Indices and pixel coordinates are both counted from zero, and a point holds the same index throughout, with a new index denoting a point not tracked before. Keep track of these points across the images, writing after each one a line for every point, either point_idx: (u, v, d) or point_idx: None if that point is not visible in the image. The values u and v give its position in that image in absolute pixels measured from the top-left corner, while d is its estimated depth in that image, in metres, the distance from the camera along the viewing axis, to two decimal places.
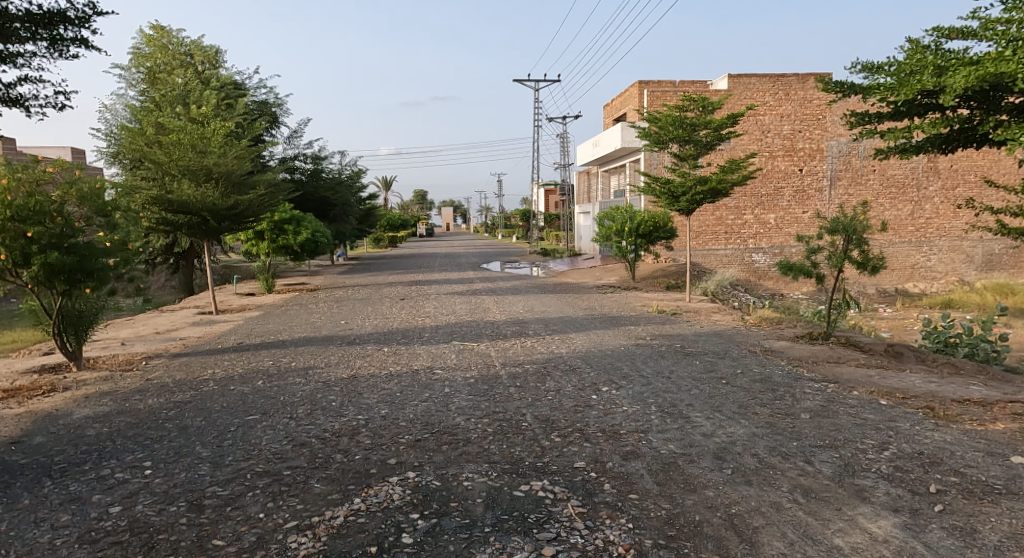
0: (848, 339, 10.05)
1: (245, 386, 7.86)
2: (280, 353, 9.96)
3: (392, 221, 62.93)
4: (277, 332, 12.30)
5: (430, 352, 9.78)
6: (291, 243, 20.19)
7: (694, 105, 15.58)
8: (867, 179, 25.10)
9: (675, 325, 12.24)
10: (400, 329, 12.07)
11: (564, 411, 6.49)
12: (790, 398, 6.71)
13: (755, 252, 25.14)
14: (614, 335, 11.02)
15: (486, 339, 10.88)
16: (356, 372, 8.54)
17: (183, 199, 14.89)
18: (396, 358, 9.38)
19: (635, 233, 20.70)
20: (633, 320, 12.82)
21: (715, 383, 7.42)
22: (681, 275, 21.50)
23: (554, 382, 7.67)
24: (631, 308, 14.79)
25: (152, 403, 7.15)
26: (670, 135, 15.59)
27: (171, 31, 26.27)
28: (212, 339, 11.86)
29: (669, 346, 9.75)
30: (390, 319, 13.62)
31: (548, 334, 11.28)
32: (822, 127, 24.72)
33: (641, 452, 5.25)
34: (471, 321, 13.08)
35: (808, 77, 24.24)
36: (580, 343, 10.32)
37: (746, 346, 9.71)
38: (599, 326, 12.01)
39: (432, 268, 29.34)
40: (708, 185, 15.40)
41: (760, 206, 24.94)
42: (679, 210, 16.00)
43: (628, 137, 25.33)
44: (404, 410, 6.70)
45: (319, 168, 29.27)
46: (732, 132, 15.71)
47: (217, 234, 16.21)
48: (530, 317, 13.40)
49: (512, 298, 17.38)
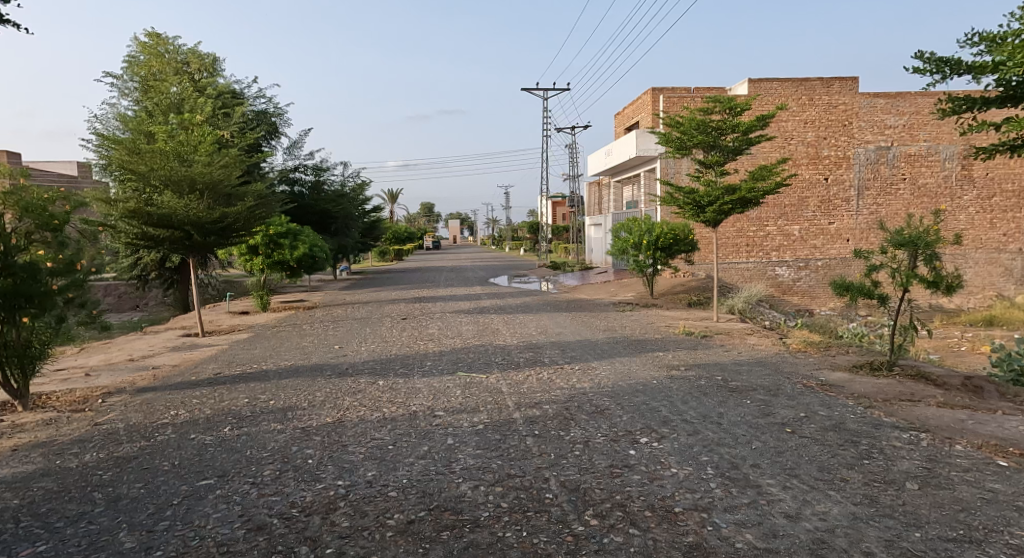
0: (917, 371, 8.63)
1: (209, 436, 6.54)
2: (259, 388, 8.66)
3: (397, 234, 62.06)
4: (262, 361, 10.99)
5: (432, 386, 8.47)
6: (287, 259, 18.97)
7: (721, 107, 14.23)
8: (897, 188, 23.75)
9: (708, 350, 10.86)
10: (398, 357, 10.72)
11: (596, 475, 5.13)
12: (882, 456, 5.31)
13: (779, 266, 23.73)
14: (642, 364, 9.67)
15: (496, 368, 9.54)
16: (343, 415, 7.21)
17: (164, 211, 13.60)
18: (391, 396, 8.03)
19: (653, 246, 19.43)
20: (659, 344, 11.45)
21: (777, 432, 6.06)
22: (703, 291, 20.13)
23: (580, 430, 6.34)
24: (655, 329, 13.42)
25: (90, 460, 5.86)
26: (694, 140, 14.21)
27: (167, 38, 25.31)
28: (188, 368, 10.56)
29: (709, 380, 8.39)
30: (389, 343, 12.28)
31: (566, 363, 9.92)
32: (849, 133, 23.34)
33: (709, 546, 3.91)
34: (479, 346, 11.72)
35: (833, 80, 23.03)
36: (604, 374, 8.96)
37: (799, 380, 8.31)
38: (623, 353, 10.67)
39: (437, 282, 28.03)
40: (737, 194, 14.02)
41: (784, 217, 23.58)
42: (705, 221, 14.67)
43: (644, 145, 24.06)
44: (395, 472, 5.35)
45: (320, 179, 28.13)
46: (762, 136, 14.39)
47: (202, 249, 14.86)
48: (544, 341, 12.04)
49: (524, 317, 15.99)
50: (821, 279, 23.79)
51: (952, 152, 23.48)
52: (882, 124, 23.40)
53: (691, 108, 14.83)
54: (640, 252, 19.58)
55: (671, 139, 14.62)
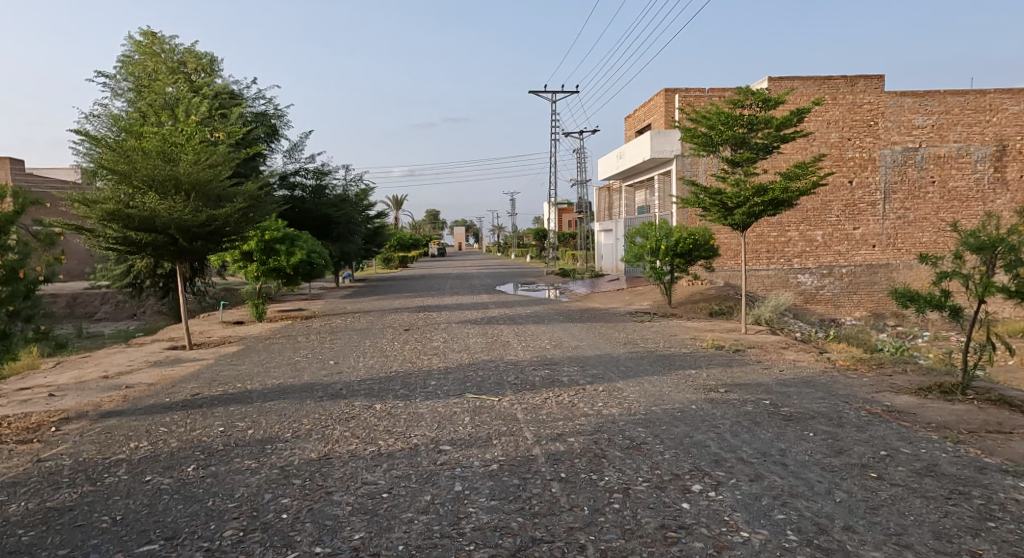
0: (998, 395, 7.44)
1: (167, 478, 5.45)
2: (238, 414, 7.57)
3: (401, 241, 61.16)
4: (247, 379, 9.89)
5: (437, 413, 7.36)
6: (284, 266, 17.89)
7: (751, 101, 13.13)
8: (926, 191, 22.59)
9: (744, 367, 9.73)
10: (399, 375, 9.60)
11: (646, 541, 4.00)
12: (1012, 516, 4.16)
13: (802, 273, 22.55)
14: (674, 384, 8.53)
15: (508, 389, 8.41)
16: (330, 450, 6.09)
17: (146, 213, 12.56)
18: (389, 425, 6.92)
19: (671, 252, 18.30)
20: (688, 361, 10.31)
21: (859, 477, 4.90)
22: (724, 300, 19.01)
23: (615, 474, 5.20)
24: (680, 342, 12.28)
25: (15, 513, 4.76)
26: (720, 136, 13.10)
27: (163, 37, 24.41)
28: (165, 387, 9.47)
29: (756, 405, 7.25)
30: (390, 358, 11.17)
31: (588, 382, 8.78)
32: (874, 134, 22.19)
33: None
34: (488, 362, 10.60)
35: (857, 79, 21.94)
36: (633, 398, 7.82)
37: (861, 406, 7.15)
38: (650, 370, 9.53)
39: (443, 290, 26.99)
40: (769, 194, 12.87)
41: (807, 222, 22.43)
42: (733, 224, 13.56)
43: (658, 145, 22.95)
44: (389, 534, 4.22)
45: (321, 184, 27.11)
46: (796, 132, 13.27)
47: (189, 256, 13.84)
48: (560, 356, 10.92)
49: (536, 328, 14.88)
50: (846, 286, 22.65)
51: (984, 153, 22.30)
52: (909, 124, 22.25)
53: (717, 102, 13.76)
54: (658, 258, 18.44)
55: (696, 136, 13.51)
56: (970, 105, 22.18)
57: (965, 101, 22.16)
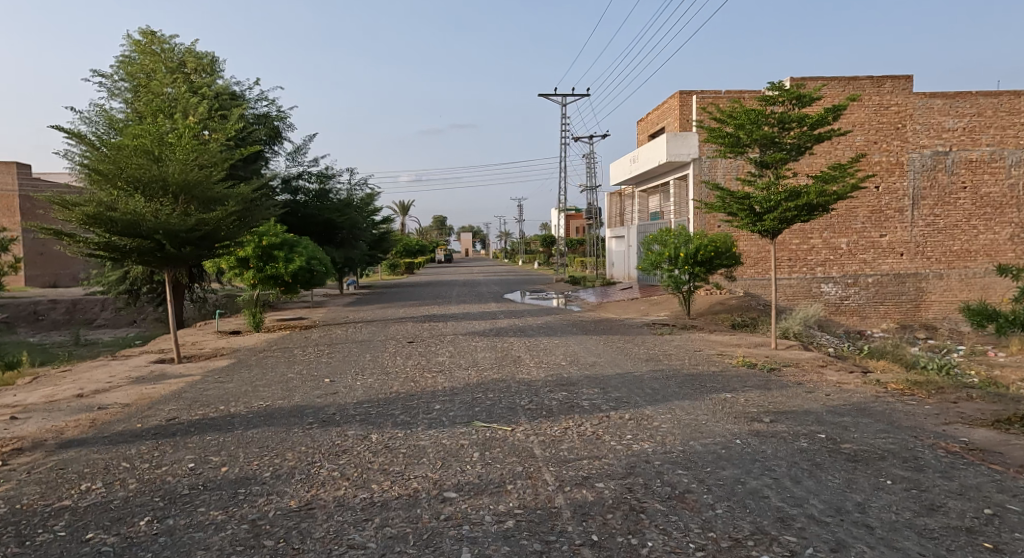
0: None
1: (112, 536, 4.50)
2: (214, 446, 6.61)
3: (408, 247, 60.33)
4: (233, 399, 8.94)
5: (441, 447, 6.39)
6: (282, 273, 16.99)
7: (783, 98, 12.14)
8: (956, 197, 21.51)
9: (785, 390, 8.72)
10: (399, 397, 8.62)
11: None
12: None
13: (826, 282, 21.51)
14: (710, 412, 7.53)
15: (522, 417, 7.40)
16: (313, 496, 5.13)
17: (130, 217, 11.66)
18: (385, 463, 5.96)
19: (691, 260, 17.30)
20: (720, 382, 9.27)
21: (970, 550, 3.90)
22: (746, 312, 18.02)
23: (661, 539, 4.22)
24: (707, 359, 11.28)
25: None
26: (749, 135, 12.10)
27: (162, 36, 23.57)
28: (141, 409, 8.55)
29: (812, 441, 6.24)
30: (391, 376, 10.20)
31: (611, 408, 7.78)
32: (902, 137, 21.16)
33: None
34: (499, 381, 9.61)
35: (884, 79, 20.94)
36: (667, 429, 6.81)
37: (935, 443, 6.13)
38: (680, 393, 8.50)
39: (450, 298, 26.00)
40: (803, 198, 11.86)
41: (831, 229, 21.38)
42: (762, 231, 12.54)
43: (675, 148, 21.99)
44: None
45: (325, 187, 26.24)
46: (832, 131, 12.26)
47: (178, 263, 12.88)
48: (577, 375, 9.93)
49: (549, 341, 13.88)
50: (872, 296, 21.57)
51: (1019, 157, 21.23)
52: (939, 126, 21.20)
53: (744, 99, 12.78)
54: (676, 267, 17.44)
55: (722, 136, 12.48)
56: (1004, 106, 21.11)
57: (998, 102, 21.09)
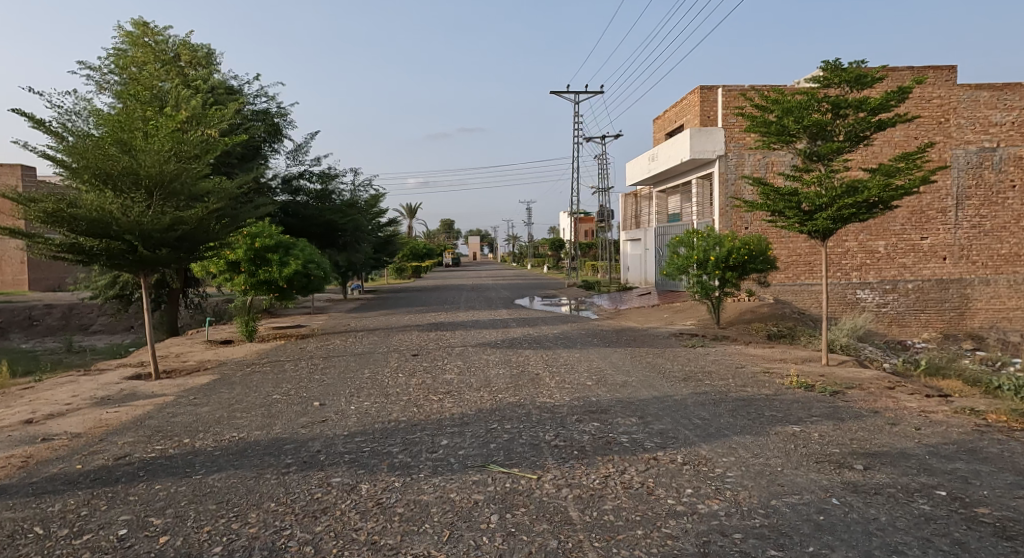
0: None
1: None
2: (160, 501, 5.17)
3: (415, 251, 59.14)
4: (201, 429, 7.51)
5: (451, 505, 4.95)
6: (275, 278, 15.60)
7: (838, 80, 10.69)
8: (1005, 197, 19.93)
9: (863, 421, 7.26)
10: (398, 428, 7.18)
11: None
12: None
13: (861, 288, 20.01)
14: (783, 453, 6.05)
15: (550, 460, 5.94)
16: None
17: (98, 213, 10.30)
18: (377, 532, 4.52)
19: (722, 265, 15.79)
20: (781, 410, 7.74)
21: None
22: (780, 320, 16.56)
23: None
24: (753, 378, 9.83)
25: None
26: (798, 122, 10.63)
27: (155, 27, 22.21)
28: (92, 442, 7.16)
29: (934, 501, 4.77)
30: (390, 398, 8.79)
31: (657, 447, 6.34)
32: (945, 132, 19.65)
33: None
34: (516, 406, 8.19)
35: (927, 70, 19.42)
36: (737, 481, 5.32)
37: None
38: (736, 426, 7.02)
39: (458, 304, 24.64)
40: (862, 194, 10.37)
41: (867, 231, 19.90)
42: (813, 231, 11.04)
43: (698, 145, 20.46)
44: None
45: (327, 188, 24.87)
46: (894, 118, 10.75)
47: (154, 267, 11.54)
48: (608, 399, 8.47)
49: (570, 354, 12.39)
50: (912, 304, 20.01)
51: None
52: (986, 121, 19.66)
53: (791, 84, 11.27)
54: (705, 272, 15.93)
55: (766, 124, 10.94)
56: None
57: None
